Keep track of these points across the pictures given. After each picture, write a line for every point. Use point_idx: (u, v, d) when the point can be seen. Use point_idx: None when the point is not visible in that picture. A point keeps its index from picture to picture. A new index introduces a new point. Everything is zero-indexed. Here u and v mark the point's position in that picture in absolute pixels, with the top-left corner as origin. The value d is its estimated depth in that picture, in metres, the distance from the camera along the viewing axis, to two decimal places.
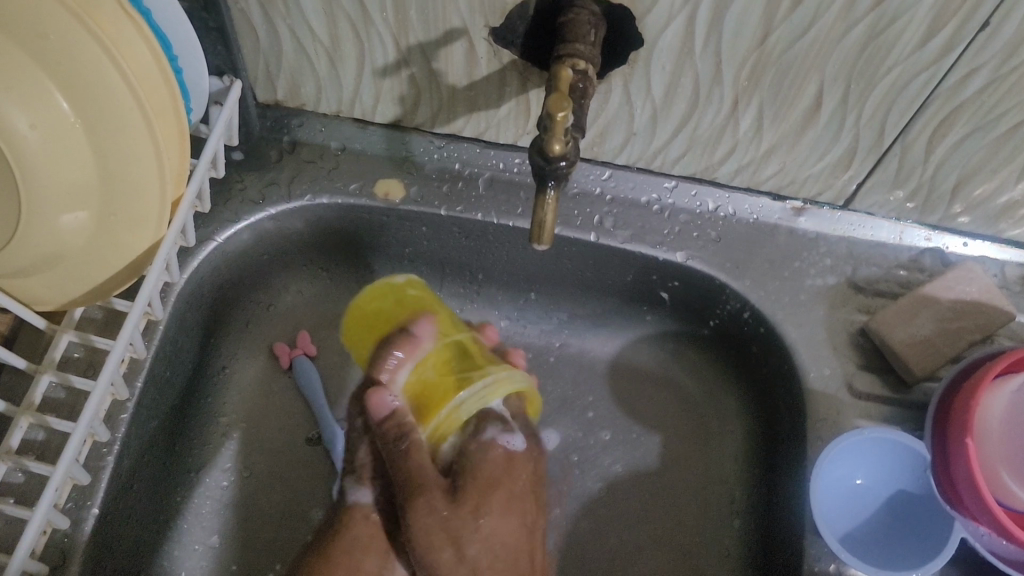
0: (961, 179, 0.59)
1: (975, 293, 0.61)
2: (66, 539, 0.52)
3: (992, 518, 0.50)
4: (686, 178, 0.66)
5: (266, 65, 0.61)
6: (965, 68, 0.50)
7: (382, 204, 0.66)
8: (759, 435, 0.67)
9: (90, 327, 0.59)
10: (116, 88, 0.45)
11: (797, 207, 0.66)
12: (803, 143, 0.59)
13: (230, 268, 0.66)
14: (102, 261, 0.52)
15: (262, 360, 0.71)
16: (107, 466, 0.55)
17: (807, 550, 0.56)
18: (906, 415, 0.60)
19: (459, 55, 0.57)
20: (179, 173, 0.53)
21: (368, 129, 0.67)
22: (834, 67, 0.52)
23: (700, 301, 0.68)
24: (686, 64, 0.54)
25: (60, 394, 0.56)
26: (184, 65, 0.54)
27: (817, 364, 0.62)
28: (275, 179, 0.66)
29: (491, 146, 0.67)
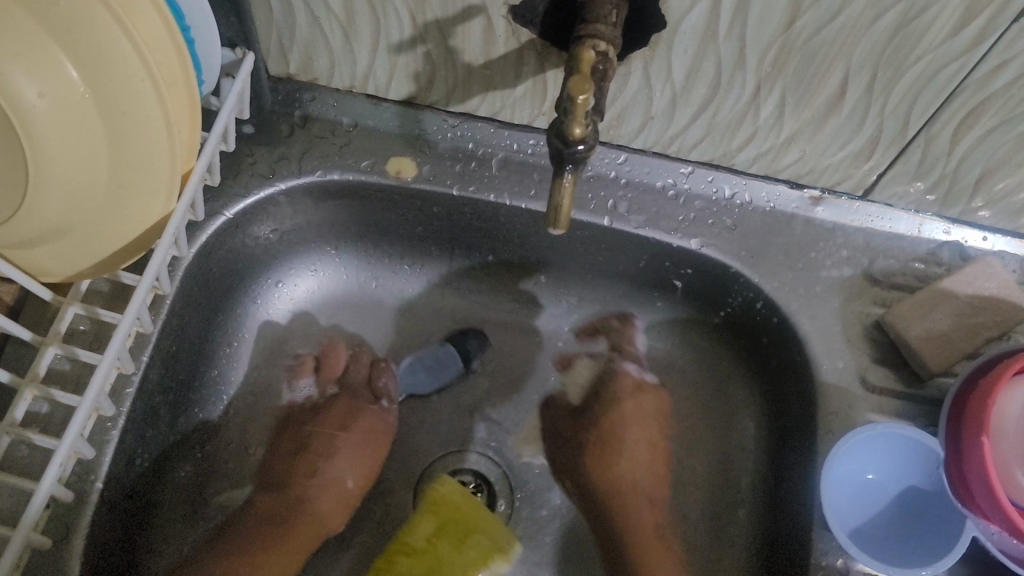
0: (984, 173, 0.58)
1: (993, 289, 0.60)
2: (70, 513, 0.52)
3: (1004, 517, 0.50)
4: (703, 164, 0.65)
5: (279, 38, 0.60)
6: (996, 59, 0.48)
7: (394, 182, 0.65)
8: (768, 425, 0.66)
9: (96, 300, 0.58)
10: (126, 58, 0.44)
11: (815, 196, 0.65)
12: (825, 131, 0.58)
13: (239, 243, 0.65)
14: (111, 233, 0.51)
15: (270, 338, 0.71)
16: (111, 441, 0.54)
17: (815, 544, 0.55)
18: (920, 411, 0.59)
19: (476, 33, 0.55)
20: (189, 146, 0.52)
21: (381, 105, 0.66)
22: (860, 56, 0.51)
23: (713, 289, 0.67)
24: (709, 48, 0.52)
25: (65, 365, 0.56)
26: (197, 37, 0.53)
27: (830, 356, 0.61)
28: (286, 154, 0.65)
29: (506, 126, 0.66)
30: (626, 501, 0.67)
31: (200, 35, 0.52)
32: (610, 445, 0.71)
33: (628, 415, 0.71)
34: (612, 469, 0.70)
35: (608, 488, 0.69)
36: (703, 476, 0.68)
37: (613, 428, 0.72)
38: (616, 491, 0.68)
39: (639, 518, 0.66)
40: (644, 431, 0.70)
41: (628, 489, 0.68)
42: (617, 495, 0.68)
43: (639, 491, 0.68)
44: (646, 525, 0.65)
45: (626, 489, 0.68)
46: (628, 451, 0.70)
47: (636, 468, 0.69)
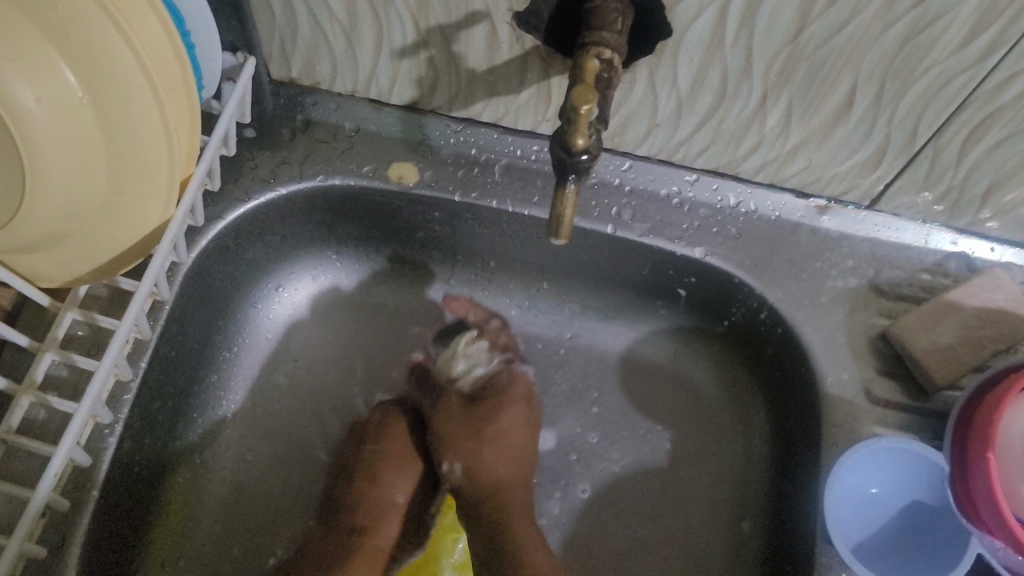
0: (993, 184, 0.57)
1: (1001, 301, 0.59)
2: (65, 521, 0.51)
3: (1009, 534, 0.49)
4: (708, 172, 0.64)
5: (281, 42, 0.59)
6: (1007, 71, 0.48)
7: (396, 187, 0.64)
8: (774, 436, 0.65)
9: (95, 305, 0.58)
10: (124, 63, 0.44)
11: (821, 205, 0.64)
12: (832, 141, 0.57)
13: (239, 247, 0.64)
14: (109, 238, 0.51)
15: (270, 343, 0.70)
16: (108, 448, 0.53)
17: (818, 558, 0.55)
18: (925, 424, 0.59)
19: (480, 39, 0.55)
20: (189, 151, 0.52)
21: (383, 110, 0.65)
22: (869, 66, 0.50)
23: (717, 298, 0.67)
24: (715, 56, 0.52)
25: (63, 371, 0.55)
26: (198, 42, 0.52)
27: (835, 368, 0.60)
28: (287, 158, 0.64)
29: (509, 132, 0.65)
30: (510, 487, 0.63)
31: (200, 39, 0.52)
32: (474, 449, 0.64)
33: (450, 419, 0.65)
34: (482, 475, 0.63)
35: (487, 492, 0.62)
36: (705, 484, 0.67)
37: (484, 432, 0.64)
38: (489, 496, 0.62)
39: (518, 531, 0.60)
40: (465, 435, 0.64)
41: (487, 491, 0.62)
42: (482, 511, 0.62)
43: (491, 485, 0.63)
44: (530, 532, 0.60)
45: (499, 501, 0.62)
46: (463, 449, 0.64)
47: (496, 471, 0.63)
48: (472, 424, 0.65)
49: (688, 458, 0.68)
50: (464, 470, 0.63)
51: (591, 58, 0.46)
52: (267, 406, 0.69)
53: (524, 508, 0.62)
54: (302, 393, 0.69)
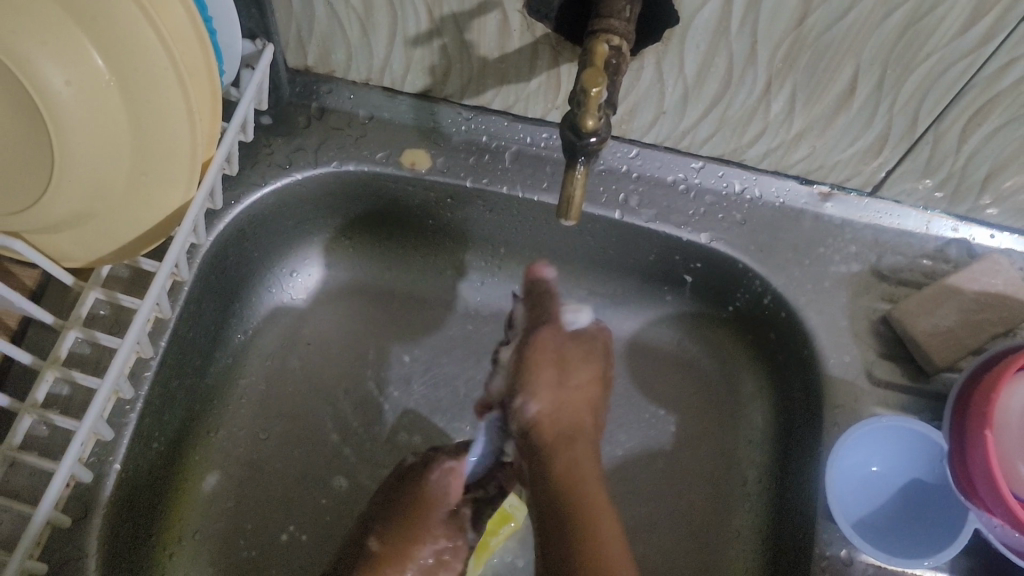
0: (992, 170, 0.59)
1: (1000, 286, 0.61)
2: (88, 492, 0.53)
3: (1006, 510, 0.51)
4: (714, 159, 0.66)
5: (297, 30, 0.61)
6: (1005, 57, 0.49)
7: (409, 174, 0.66)
8: (777, 419, 0.67)
9: (116, 285, 0.59)
10: (150, 47, 0.45)
11: (824, 192, 0.66)
12: (835, 127, 0.58)
13: (255, 231, 0.66)
14: (132, 219, 0.53)
15: (284, 326, 0.72)
16: (129, 423, 0.55)
17: (819, 534, 0.56)
18: (925, 405, 0.60)
19: (492, 27, 0.56)
20: (210, 134, 0.53)
21: (397, 98, 0.67)
22: (871, 52, 0.51)
23: (722, 283, 0.68)
24: (721, 44, 0.53)
25: (86, 349, 0.57)
26: (219, 28, 0.54)
27: (837, 350, 0.61)
28: (302, 145, 0.66)
29: (520, 120, 0.66)
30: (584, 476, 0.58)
31: (221, 27, 0.54)
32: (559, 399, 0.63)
33: (568, 346, 0.66)
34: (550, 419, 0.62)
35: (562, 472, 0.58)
36: (709, 465, 0.69)
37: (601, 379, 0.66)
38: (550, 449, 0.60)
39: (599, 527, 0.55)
40: (587, 377, 0.65)
41: (557, 468, 0.59)
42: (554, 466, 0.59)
43: (570, 472, 0.58)
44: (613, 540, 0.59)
45: (569, 459, 0.59)
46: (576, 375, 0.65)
47: (566, 415, 0.62)
48: (591, 356, 0.67)
49: (693, 441, 0.70)
50: (543, 411, 0.62)
51: (599, 44, 0.47)
52: (283, 388, 0.70)
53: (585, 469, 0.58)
54: (315, 375, 0.71)
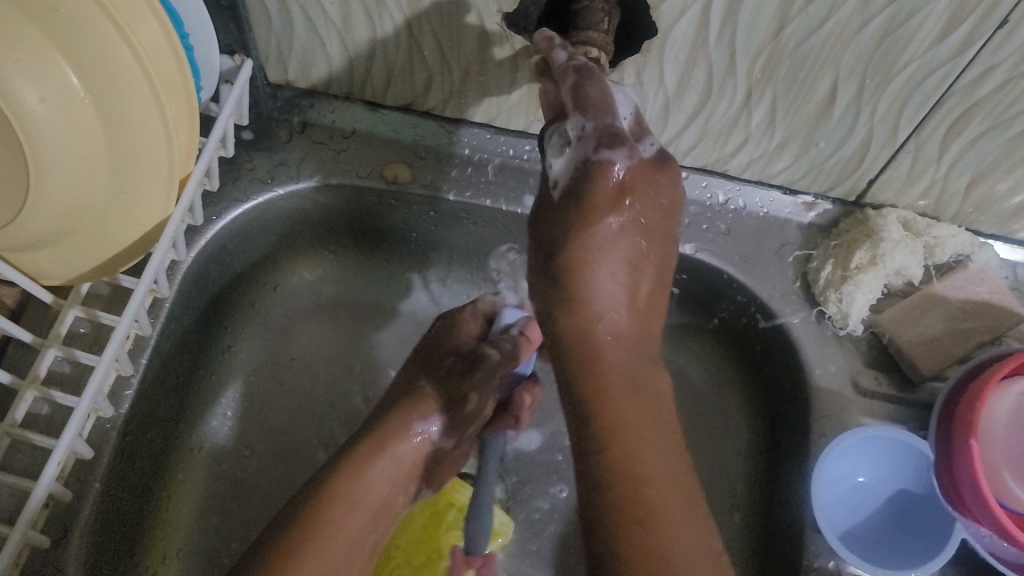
0: (975, 177, 0.58)
1: (985, 294, 0.61)
2: (68, 513, 0.52)
3: (993, 520, 0.50)
4: (697, 169, 0.66)
5: (277, 46, 0.61)
6: (982, 65, 0.49)
7: (391, 187, 0.66)
8: (764, 429, 0.66)
9: (97, 303, 0.59)
10: (126, 63, 0.45)
11: (808, 202, 0.66)
12: (817, 136, 0.58)
13: (237, 244, 0.66)
14: (111, 236, 0.52)
15: (269, 340, 0.71)
16: (110, 442, 0.55)
17: (807, 546, 0.56)
18: (911, 415, 0.60)
19: (471, 40, 0.56)
20: (188, 151, 0.53)
21: (379, 112, 0.67)
22: (850, 62, 0.51)
23: (707, 294, 0.68)
24: (700, 55, 0.53)
25: (66, 368, 0.57)
26: (196, 44, 0.54)
27: (823, 360, 0.61)
28: (285, 159, 0.65)
29: (502, 132, 0.66)
30: (611, 382, 0.45)
31: (198, 42, 0.53)
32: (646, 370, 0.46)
33: (606, 280, 0.46)
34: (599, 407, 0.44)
35: (586, 371, 0.45)
36: (697, 478, 0.68)
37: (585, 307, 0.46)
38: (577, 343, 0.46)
39: (670, 492, 0.42)
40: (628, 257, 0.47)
41: (621, 422, 0.44)
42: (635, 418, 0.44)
43: (630, 436, 0.43)
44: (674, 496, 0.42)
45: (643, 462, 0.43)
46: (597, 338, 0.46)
47: (655, 439, 0.44)
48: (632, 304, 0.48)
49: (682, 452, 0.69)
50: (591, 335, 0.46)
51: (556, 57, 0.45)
52: (267, 403, 0.70)
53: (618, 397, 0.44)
54: (300, 390, 0.71)
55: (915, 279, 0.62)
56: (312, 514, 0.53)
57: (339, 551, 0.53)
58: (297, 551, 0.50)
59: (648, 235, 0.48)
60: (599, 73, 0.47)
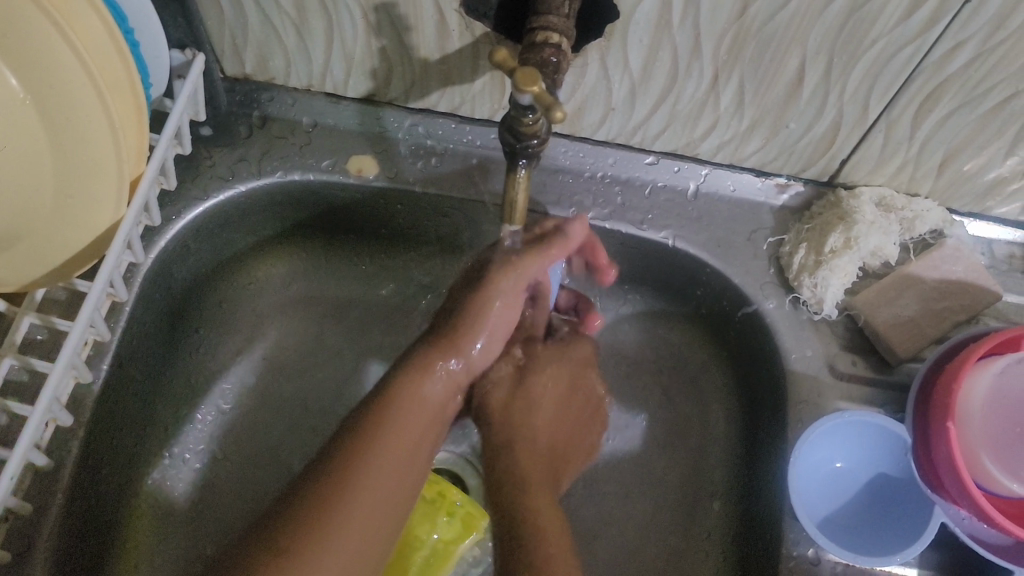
0: (948, 154, 0.57)
1: (960, 272, 0.60)
2: (29, 527, 0.51)
3: (971, 501, 0.50)
4: (667, 154, 0.64)
5: (231, 39, 0.59)
6: (951, 41, 0.48)
7: (356, 181, 0.64)
8: (743, 416, 0.66)
9: (54, 309, 0.57)
10: (66, 61, 0.43)
11: (780, 184, 0.65)
12: (787, 117, 0.57)
13: (200, 243, 0.64)
14: (63, 242, 0.50)
15: (238, 340, 0.70)
16: (72, 451, 0.53)
17: (786, 534, 0.55)
18: (889, 397, 0.59)
19: (430, 28, 0.54)
20: (139, 151, 0.51)
21: (340, 104, 0.65)
22: (816, 40, 0.50)
23: (681, 279, 0.67)
24: (664, 37, 0.52)
25: (23, 376, 0.55)
26: (142, 40, 0.52)
27: (798, 345, 0.60)
28: (245, 155, 0.64)
29: (467, 122, 0.65)
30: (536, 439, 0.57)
31: (145, 37, 0.52)
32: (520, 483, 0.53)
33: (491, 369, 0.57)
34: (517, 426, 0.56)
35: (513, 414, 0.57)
36: (677, 467, 0.67)
37: (510, 417, 0.57)
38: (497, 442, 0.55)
39: (538, 497, 0.52)
40: (553, 376, 0.60)
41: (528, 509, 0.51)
42: (517, 458, 0.54)
43: (524, 443, 0.56)
44: (544, 505, 0.52)
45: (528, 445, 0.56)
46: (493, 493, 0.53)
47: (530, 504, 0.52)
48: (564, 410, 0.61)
49: (660, 440, 0.68)
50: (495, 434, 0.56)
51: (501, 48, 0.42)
52: (240, 405, 0.69)
53: (540, 469, 0.55)
54: (272, 390, 0.70)
55: (892, 259, 0.61)
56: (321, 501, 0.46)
57: (392, 472, 0.49)
58: (332, 503, 0.46)
59: (560, 370, 0.61)
60: (562, 20, 0.47)
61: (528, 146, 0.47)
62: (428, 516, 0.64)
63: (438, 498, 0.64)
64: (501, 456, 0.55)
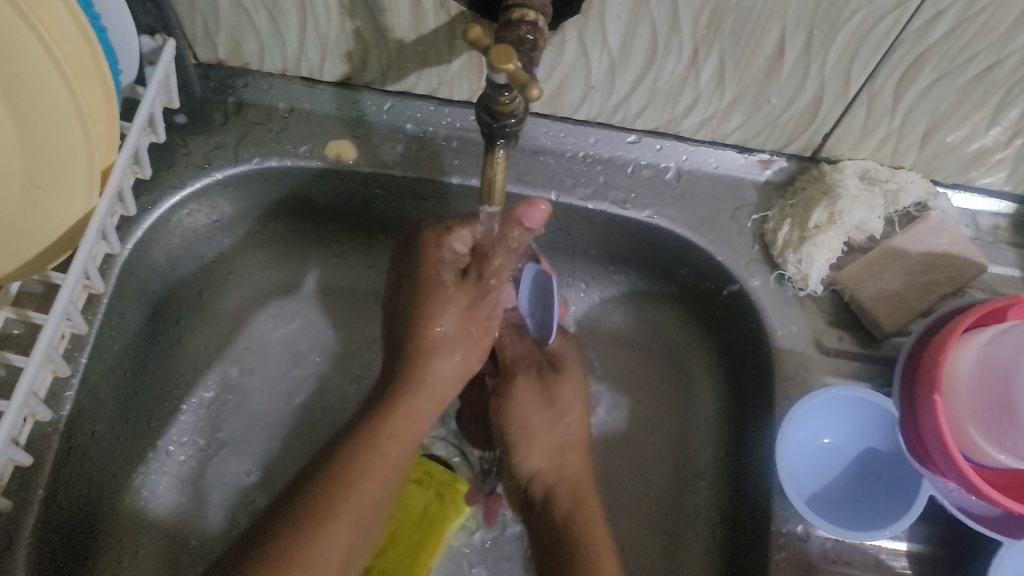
0: (931, 126, 0.57)
1: (946, 245, 0.59)
2: (10, 522, 0.50)
3: (960, 474, 0.49)
4: (649, 132, 0.63)
5: (203, 24, 0.58)
6: (931, 10, 0.47)
7: (335, 166, 0.63)
8: (728, 396, 0.65)
9: (30, 302, 0.56)
10: (32, 50, 0.42)
11: (763, 159, 0.64)
12: (768, 91, 0.56)
13: (177, 231, 0.63)
14: (33, 231, 0.49)
15: (221, 330, 0.69)
16: (52, 445, 0.52)
17: (775, 511, 0.55)
18: (875, 372, 0.59)
19: (404, 8, 0.53)
20: (109, 138, 0.50)
21: (317, 88, 0.64)
22: (796, 13, 0.49)
23: (665, 258, 0.67)
24: (642, 13, 0.51)
25: (1, 371, 0.54)
26: (109, 26, 0.51)
27: (784, 321, 0.60)
28: (221, 143, 0.63)
29: (446, 104, 0.64)
30: (564, 447, 0.60)
31: (112, 22, 0.51)
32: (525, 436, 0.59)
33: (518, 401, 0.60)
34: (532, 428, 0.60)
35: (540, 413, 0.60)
36: (666, 448, 0.67)
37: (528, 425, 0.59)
38: (548, 490, 0.58)
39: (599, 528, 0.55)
40: (570, 397, 0.61)
41: (565, 483, 0.58)
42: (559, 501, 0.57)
43: (573, 486, 0.58)
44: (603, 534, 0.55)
45: (582, 498, 0.57)
46: (537, 455, 0.59)
47: (567, 471, 0.59)
48: (564, 445, 0.59)
49: (649, 420, 0.68)
50: (545, 471, 0.59)
51: (476, 26, 0.41)
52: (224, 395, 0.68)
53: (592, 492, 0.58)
54: (258, 382, 0.69)
55: (877, 233, 0.61)
56: (322, 498, 0.48)
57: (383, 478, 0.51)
58: (336, 499, 0.48)
59: (552, 410, 0.60)
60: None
61: (506, 126, 0.46)
62: (421, 497, 0.65)
63: (425, 477, 0.66)
64: (550, 498, 0.58)
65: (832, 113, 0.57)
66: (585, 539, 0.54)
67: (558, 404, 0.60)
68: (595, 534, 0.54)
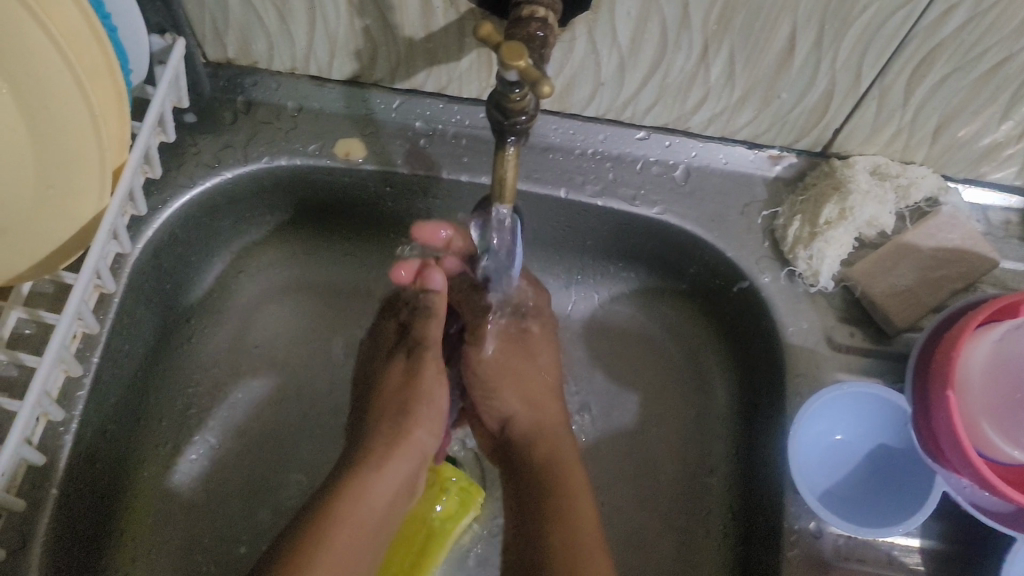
0: (943, 120, 0.57)
1: (957, 240, 0.59)
2: (24, 521, 0.50)
3: (974, 471, 0.49)
4: (658, 128, 0.63)
5: (212, 23, 0.58)
6: (944, 4, 0.47)
7: (344, 164, 0.63)
8: (739, 392, 0.65)
9: (42, 302, 0.56)
10: (42, 48, 0.41)
11: (773, 155, 0.64)
12: (779, 87, 0.56)
13: (187, 230, 0.63)
14: (44, 231, 0.49)
15: (231, 329, 0.70)
16: (65, 445, 0.52)
17: (787, 508, 0.55)
18: (887, 368, 0.59)
19: (414, 5, 0.53)
20: (121, 137, 0.50)
21: (326, 86, 0.64)
22: (807, 8, 0.49)
23: (674, 254, 0.66)
24: (652, 9, 0.51)
25: (13, 371, 0.54)
26: (120, 25, 0.51)
27: (795, 318, 0.60)
28: (230, 141, 0.63)
29: (455, 101, 0.64)
30: (536, 389, 0.64)
31: (123, 22, 0.51)
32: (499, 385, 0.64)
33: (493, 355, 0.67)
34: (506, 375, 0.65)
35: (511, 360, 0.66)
36: (676, 445, 0.67)
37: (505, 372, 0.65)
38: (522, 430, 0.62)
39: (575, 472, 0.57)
40: (539, 348, 0.66)
41: (538, 423, 0.62)
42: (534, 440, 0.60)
43: (544, 425, 0.62)
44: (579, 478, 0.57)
45: (549, 431, 0.61)
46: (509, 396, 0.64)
47: (543, 414, 0.62)
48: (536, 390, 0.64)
49: (659, 417, 0.68)
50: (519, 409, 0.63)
51: (486, 23, 0.41)
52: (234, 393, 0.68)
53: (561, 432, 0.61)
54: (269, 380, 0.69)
55: (888, 228, 0.60)
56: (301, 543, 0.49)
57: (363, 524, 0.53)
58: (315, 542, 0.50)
59: (524, 358, 0.65)
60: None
61: (516, 123, 0.46)
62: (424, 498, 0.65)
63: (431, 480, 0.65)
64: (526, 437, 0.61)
65: (842, 108, 0.57)
66: (557, 477, 0.56)
67: (529, 358, 0.66)
68: (571, 473, 0.57)
